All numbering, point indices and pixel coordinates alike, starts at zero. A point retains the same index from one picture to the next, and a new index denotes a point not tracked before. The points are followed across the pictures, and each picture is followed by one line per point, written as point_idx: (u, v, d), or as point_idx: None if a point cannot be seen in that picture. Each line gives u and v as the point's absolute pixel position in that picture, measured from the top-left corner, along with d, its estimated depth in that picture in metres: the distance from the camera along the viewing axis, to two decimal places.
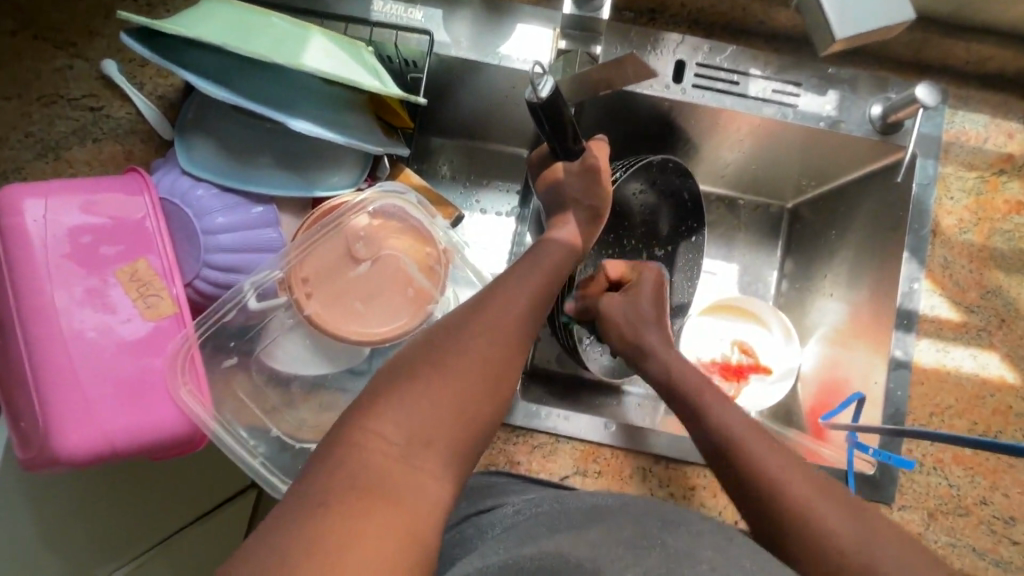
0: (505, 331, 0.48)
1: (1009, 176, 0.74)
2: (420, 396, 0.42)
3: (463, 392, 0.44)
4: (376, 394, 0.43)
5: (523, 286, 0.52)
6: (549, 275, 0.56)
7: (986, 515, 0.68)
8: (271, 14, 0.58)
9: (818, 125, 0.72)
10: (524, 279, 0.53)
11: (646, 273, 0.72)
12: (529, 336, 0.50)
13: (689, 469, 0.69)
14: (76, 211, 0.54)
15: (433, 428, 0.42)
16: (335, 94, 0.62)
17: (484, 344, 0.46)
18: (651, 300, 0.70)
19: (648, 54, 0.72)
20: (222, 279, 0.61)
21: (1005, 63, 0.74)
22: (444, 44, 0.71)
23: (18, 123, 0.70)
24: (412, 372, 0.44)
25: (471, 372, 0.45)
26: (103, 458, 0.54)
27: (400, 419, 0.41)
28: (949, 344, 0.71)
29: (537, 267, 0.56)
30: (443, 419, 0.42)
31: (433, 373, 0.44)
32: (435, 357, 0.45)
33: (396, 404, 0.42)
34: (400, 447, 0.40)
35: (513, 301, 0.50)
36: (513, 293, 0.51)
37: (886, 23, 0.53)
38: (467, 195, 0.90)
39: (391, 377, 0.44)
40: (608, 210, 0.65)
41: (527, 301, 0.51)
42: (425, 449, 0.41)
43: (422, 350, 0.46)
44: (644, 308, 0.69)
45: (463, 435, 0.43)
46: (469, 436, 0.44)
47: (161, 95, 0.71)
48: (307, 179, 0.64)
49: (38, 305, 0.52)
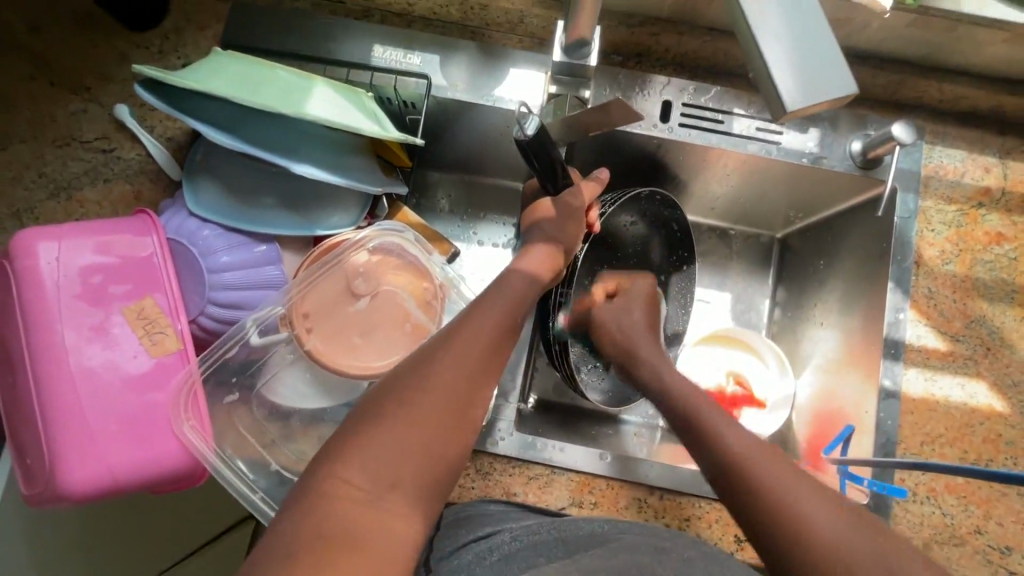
0: (468, 364, 0.49)
1: (988, 209, 0.77)
2: (386, 436, 0.44)
3: (427, 431, 0.45)
4: (367, 434, 0.44)
5: (490, 313, 0.53)
6: (520, 312, 0.56)
7: (982, 544, 0.68)
8: (277, 66, 0.62)
9: (801, 160, 0.75)
10: (491, 307, 0.54)
11: (639, 283, 0.78)
12: (495, 370, 0.51)
13: (685, 500, 0.69)
14: (87, 252, 0.56)
15: (398, 470, 0.43)
16: (337, 138, 0.65)
17: (445, 381, 0.47)
18: (642, 311, 0.75)
19: (636, 95, 0.75)
20: (225, 315, 0.63)
21: (978, 102, 0.77)
22: (442, 87, 0.75)
23: (32, 165, 0.73)
24: (378, 408, 0.45)
25: (433, 410, 0.46)
26: (106, 494, 0.55)
27: (367, 465, 0.43)
28: (936, 373, 0.73)
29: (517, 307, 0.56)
30: (411, 460, 0.44)
31: (398, 412, 0.45)
32: (400, 393, 0.46)
33: (370, 445, 0.44)
34: (368, 493, 0.42)
35: (479, 333, 0.51)
36: (476, 325, 0.52)
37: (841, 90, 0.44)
38: (464, 227, 0.92)
39: (376, 411, 0.45)
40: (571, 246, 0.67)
41: (490, 333, 0.52)
42: (391, 492, 0.43)
43: (393, 385, 0.47)
44: (636, 314, 0.74)
45: (431, 473, 0.45)
46: (434, 473, 0.45)
47: (170, 137, 0.74)
48: (308, 219, 0.66)
49: (48, 344, 0.53)
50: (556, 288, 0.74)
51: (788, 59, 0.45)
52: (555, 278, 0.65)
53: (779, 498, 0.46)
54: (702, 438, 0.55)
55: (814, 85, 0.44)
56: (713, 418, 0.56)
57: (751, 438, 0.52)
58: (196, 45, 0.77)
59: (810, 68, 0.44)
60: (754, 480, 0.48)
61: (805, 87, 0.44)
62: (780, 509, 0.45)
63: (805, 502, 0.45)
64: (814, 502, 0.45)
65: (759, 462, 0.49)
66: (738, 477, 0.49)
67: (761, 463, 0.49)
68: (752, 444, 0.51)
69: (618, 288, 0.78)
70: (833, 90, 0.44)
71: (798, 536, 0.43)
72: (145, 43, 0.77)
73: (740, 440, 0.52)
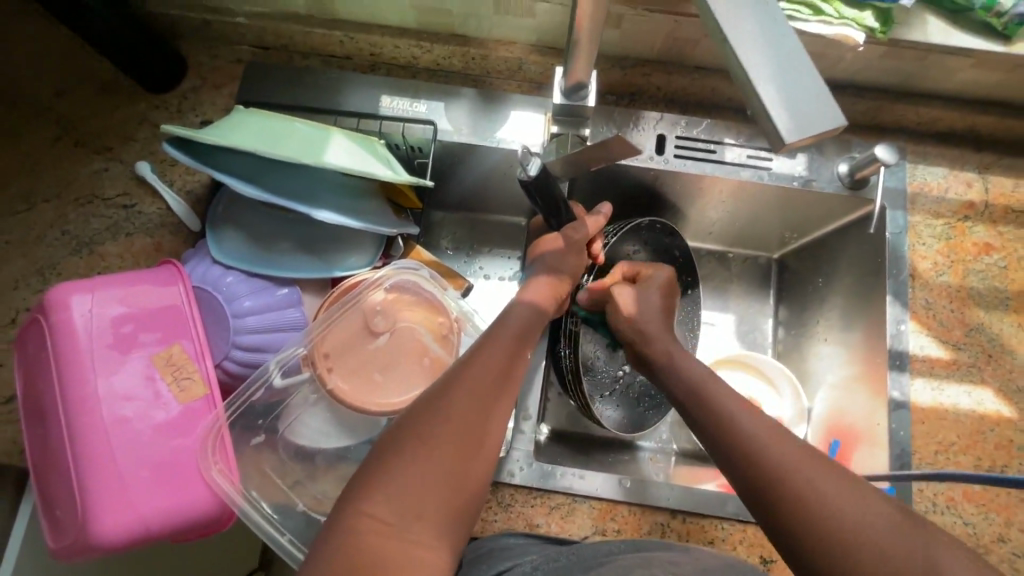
0: (482, 395, 0.50)
1: (974, 221, 0.80)
2: (408, 471, 0.45)
3: (449, 463, 0.46)
4: (387, 466, 0.45)
5: (502, 343, 0.55)
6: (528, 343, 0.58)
7: (1007, 553, 0.68)
8: (295, 120, 0.66)
9: (792, 183, 0.79)
10: (502, 337, 0.56)
11: (660, 271, 0.75)
12: (509, 398, 0.53)
13: (707, 522, 0.69)
14: (117, 303, 0.58)
15: (422, 503, 0.44)
16: (351, 183, 0.69)
17: (464, 417, 0.48)
18: (659, 296, 0.73)
19: (631, 131, 0.80)
20: (249, 359, 0.65)
21: (952, 122, 0.82)
22: (447, 132, 0.79)
23: (56, 223, 0.76)
24: (401, 441, 0.46)
25: (454, 442, 0.47)
26: (135, 543, 0.55)
27: (393, 500, 0.44)
28: (943, 383, 0.74)
29: (527, 340, 0.58)
30: (435, 492, 0.45)
31: (419, 446, 0.46)
32: (423, 429, 0.47)
33: (394, 475, 0.45)
34: (392, 523, 0.43)
35: (496, 359, 0.53)
36: (491, 355, 0.53)
37: (833, 117, 0.42)
38: (470, 263, 0.95)
39: (398, 446, 0.46)
40: (572, 274, 0.69)
41: (503, 366, 0.53)
42: (416, 522, 0.44)
43: (413, 417, 0.48)
44: (654, 299, 0.72)
45: (453, 507, 0.46)
46: (458, 502, 0.46)
47: (189, 190, 0.78)
48: (326, 262, 0.69)
49: (82, 395, 0.55)
50: (565, 316, 0.78)
51: (779, 95, 0.43)
52: (559, 303, 0.68)
53: (782, 477, 0.46)
54: (729, 439, 0.52)
55: (805, 119, 0.43)
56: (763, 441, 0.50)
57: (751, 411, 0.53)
58: (213, 104, 0.81)
59: (801, 102, 0.43)
60: (790, 485, 0.46)
61: (798, 121, 0.42)
62: (785, 487, 0.46)
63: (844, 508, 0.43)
64: (866, 512, 0.43)
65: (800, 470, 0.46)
66: (793, 518, 0.45)
67: (764, 442, 0.50)
68: (787, 442, 0.49)
69: (639, 274, 0.77)
70: (823, 123, 0.42)
71: (807, 517, 0.44)
72: (164, 104, 0.81)
73: (775, 438, 0.49)
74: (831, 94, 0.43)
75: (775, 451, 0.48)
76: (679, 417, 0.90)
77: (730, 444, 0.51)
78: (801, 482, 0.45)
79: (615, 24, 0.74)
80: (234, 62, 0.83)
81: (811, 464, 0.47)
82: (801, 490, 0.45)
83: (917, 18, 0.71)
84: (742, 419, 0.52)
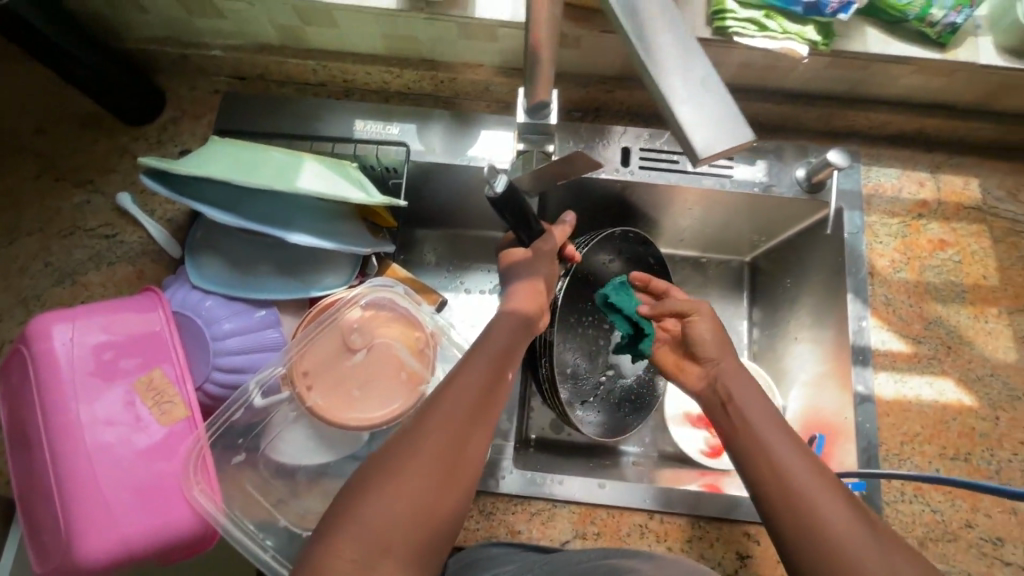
0: (455, 424, 0.52)
1: (927, 219, 0.83)
2: (373, 508, 0.47)
3: (421, 494, 0.48)
4: (355, 501, 0.48)
5: (478, 367, 0.57)
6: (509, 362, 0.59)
7: (974, 538, 0.70)
8: (270, 148, 0.68)
9: (753, 189, 0.83)
10: (482, 358, 0.58)
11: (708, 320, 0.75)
12: (488, 422, 0.54)
13: (683, 522, 0.71)
14: (98, 331, 0.60)
15: (389, 537, 0.47)
16: (326, 207, 0.71)
17: (435, 446, 0.50)
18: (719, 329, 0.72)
19: (597, 145, 0.83)
20: (229, 380, 0.66)
21: (903, 124, 0.86)
22: (420, 152, 0.82)
23: (39, 255, 0.77)
24: (372, 475, 0.49)
25: (425, 472, 0.49)
26: (119, 565, 0.56)
27: (357, 537, 0.46)
28: (905, 375, 0.77)
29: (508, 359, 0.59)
30: (402, 523, 0.47)
31: (388, 481, 0.48)
32: (393, 465, 0.49)
33: (363, 510, 0.47)
34: (357, 562, 0.45)
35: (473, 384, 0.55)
36: (465, 383, 0.55)
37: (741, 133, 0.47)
38: (451, 278, 0.98)
39: (369, 480, 0.49)
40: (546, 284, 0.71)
41: (480, 391, 0.55)
42: (383, 557, 0.46)
43: (388, 451, 0.50)
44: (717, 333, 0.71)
45: (421, 537, 0.48)
46: (424, 534, 0.48)
47: (170, 218, 0.80)
48: (303, 282, 0.71)
49: (64, 422, 0.56)
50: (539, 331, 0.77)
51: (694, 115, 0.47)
52: (544, 311, 0.69)
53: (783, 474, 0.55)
54: (739, 431, 0.61)
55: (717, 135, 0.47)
56: (772, 439, 0.58)
57: (766, 410, 0.61)
58: (192, 134, 0.84)
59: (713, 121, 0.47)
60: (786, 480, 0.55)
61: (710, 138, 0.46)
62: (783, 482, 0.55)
63: (823, 506, 0.52)
64: (840, 517, 0.52)
65: (793, 467, 0.55)
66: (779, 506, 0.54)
67: (771, 441, 0.58)
68: (791, 445, 0.57)
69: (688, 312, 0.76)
70: (735, 137, 0.47)
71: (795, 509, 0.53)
72: (144, 136, 0.84)
73: (778, 440, 0.58)
74: (742, 114, 0.48)
75: (778, 450, 0.57)
76: (659, 420, 0.92)
77: (743, 432, 0.60)
78: (796, 480, 0.54)
79: (575, 45, 0.78)
80: (212, 93, 0.86)
81: (805, 465, 0.56)
82: (794, 486, 0.54)
83: (857, 30, 0.75)
84: (754, 416, 0.61)
